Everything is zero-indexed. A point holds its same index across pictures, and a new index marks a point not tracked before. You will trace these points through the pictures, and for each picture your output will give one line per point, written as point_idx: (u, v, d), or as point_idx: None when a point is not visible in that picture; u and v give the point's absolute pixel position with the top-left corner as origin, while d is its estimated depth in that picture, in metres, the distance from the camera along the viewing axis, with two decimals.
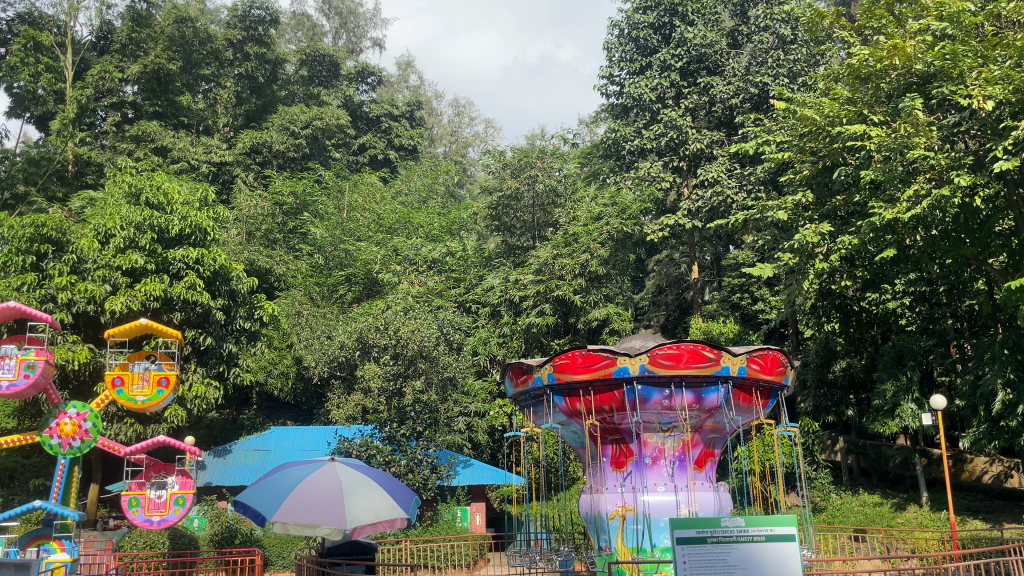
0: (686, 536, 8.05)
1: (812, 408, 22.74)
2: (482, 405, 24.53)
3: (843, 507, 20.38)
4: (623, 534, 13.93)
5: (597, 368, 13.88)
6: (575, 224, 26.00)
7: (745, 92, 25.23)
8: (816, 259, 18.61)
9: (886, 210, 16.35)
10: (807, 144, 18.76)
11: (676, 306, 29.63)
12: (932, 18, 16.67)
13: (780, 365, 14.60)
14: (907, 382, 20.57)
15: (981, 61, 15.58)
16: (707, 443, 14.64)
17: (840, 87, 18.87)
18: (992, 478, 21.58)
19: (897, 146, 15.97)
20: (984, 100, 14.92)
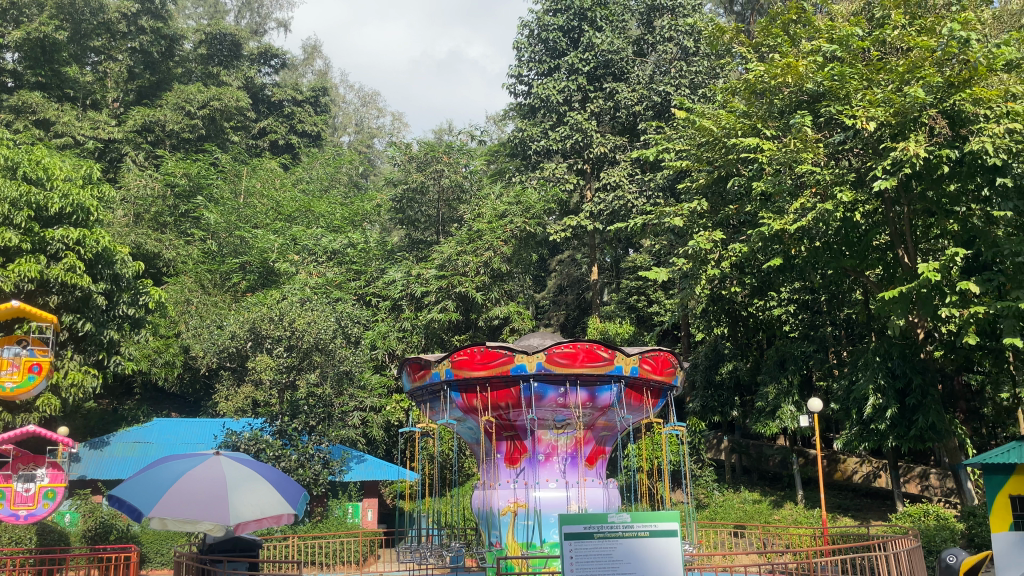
0: (574, 531, 8.18)
1: (699, 408, 23.62)
2: (378, 400, 24.32)
3: (725, 504, 21.20)
4: (514, 530, 14.08)
5: (494, 365, 13.95)
6: (480, 221, 25.99)
7: (648, 100, 25.85)
8: (708, 265, 19.30)
9: (775, 221, 17.15)
10: (704, 154, 19.52)
11: (576, 305, 30.13)
12: (823, 40, 17.46)
13: (670, 366, 15.10)
14: (788, 386, 21.62)
15: (867, 84, 16.43)
16: (598, 440, 14.95)
17: (737, 101, 19.58)
18: (862, 477, 22.96)
19: (786, 161, 16.81)
20: (867, 121, 15.78)
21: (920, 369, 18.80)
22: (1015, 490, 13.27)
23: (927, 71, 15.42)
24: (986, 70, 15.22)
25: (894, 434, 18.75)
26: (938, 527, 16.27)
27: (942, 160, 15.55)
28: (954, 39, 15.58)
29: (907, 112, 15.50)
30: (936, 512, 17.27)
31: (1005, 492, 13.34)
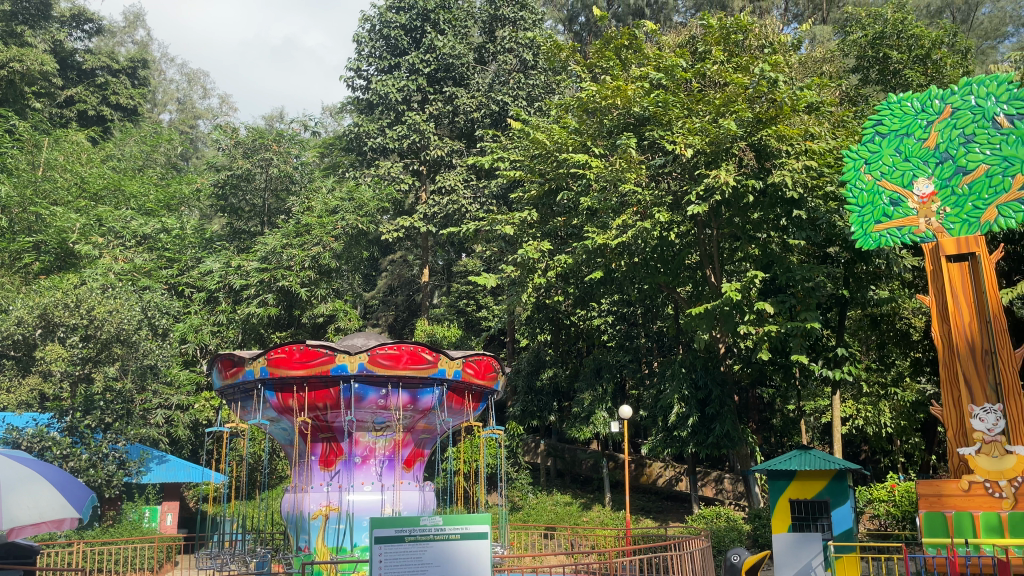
0: (384, 535, 8.07)
1: (519, 412, 24.19)
2: (186, 398, 23.06)
3: (538, 506, 21.75)
4: (325, 534, 13.76)
5: (313, 364, 13.53)
6: (309, 215, 25.20)
7: (486, 107, 26.19)
8: (535, 274, 19.79)
9: (599, 235, 17.90)
10: (536, 166, 20.14)
11: (405, 307, 29.97)
12: (650, 68, 18.48)
13: (492, 371, 15.34)
14: (602, 393, 22.66)
15: (687, 113, 17.50)
16: (416, 443, 14.88)
17: (570, 117, 20.28)
18: (664, 481, 24.51)
19: (612, 178, 17.61)
20: (685, 148, 16.89)
21: (720, 381, 20.31)
22: (796, 494, 14.67)
23: (739, 106, 16.71)
24: (790, 110, 16.71)
25: (693, 441, 20.10)
26: (727, 527, 17.60)
27: (748, 189, 16.91)
28: (764, 80, 17.01)
29: (720, 143, 16.77)
30: (726, 514, 18.66)
31: (787, 496, 14.72)
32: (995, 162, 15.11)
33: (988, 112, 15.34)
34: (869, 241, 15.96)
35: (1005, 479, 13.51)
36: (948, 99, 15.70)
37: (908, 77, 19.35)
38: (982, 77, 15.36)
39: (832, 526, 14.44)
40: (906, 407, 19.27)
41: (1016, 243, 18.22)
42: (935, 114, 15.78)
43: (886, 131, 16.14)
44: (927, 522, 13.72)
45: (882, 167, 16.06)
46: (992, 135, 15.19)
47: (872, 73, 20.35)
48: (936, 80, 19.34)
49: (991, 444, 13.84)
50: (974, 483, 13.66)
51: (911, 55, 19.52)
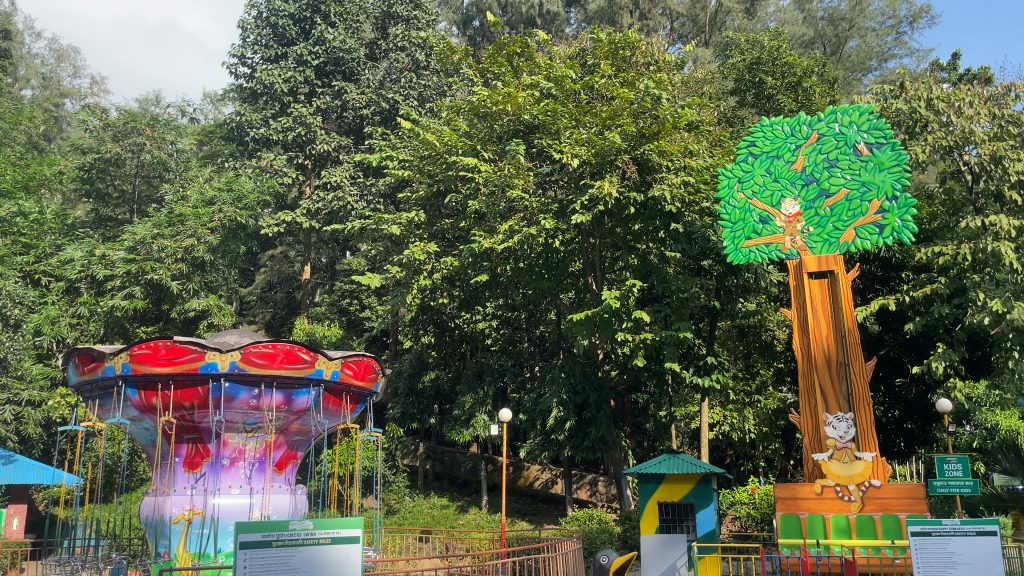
0: (250, 540, 7.66)
1: (399, 414, 23.97)
2: (39, 394, 21.53)
3: (413, 510, 21.57)
4: (186, 539, 13.18)
5: (180, 362, 12.91)
6: (183, 204, 24.00)
7: (376, 104, 25.86)
8: (421, 276, 19.53)
9: (486, 239, 17.97)
10: (425, 167, 20.00)
11: (284, 304, 29.14)
12: (541, 78, 18.73)
13: (372, 372, 15.13)
14: (483, 396, 22.80)
15: (575, 123, 17.85)
16: (290, 445, 14.48)
17: (460, 120, 20.30)
18: (541, 484, 24.93)
19: (500, 184, 17.73)
20: (571, 157, 17.24)
21: (598, 386, 20.79)
22: (664, 497, 15.26)
23: (624, 120, 17.23)
24: (671, 126, 17.36)
25: (570, 444, 20.45)
26: (599, 529, 18.02)
27: (630, 201, 17.43)
28: (648, 96, 17.60)
29: (605, 154, 17.23)
30: (599, 516, 19.11)
31: (655, 499, 15.29)
32: (854, 187, 16.20)
33: (850, 139, 16.43)
34: (740, 256, 16.74)
35: (854, 483, 14.49)
36: (815, 125, 16.72)
37: (781, 102, 20.47)
38: (846, 107, 16.49)
39: (696, 527, 15.06)
40: (768, 415, 20.32)
41: (871, 263, 19.55)
42: (803, 139, 16.78)
43: (758, 152, 17.05)
44: (783, 524, 14.39)
45: (754, 186, 16.92)
46: (853, 162, 16.29)
47: (749, 96, 21.39)
48: (806, 106, 20.56)
49: (842, 450, 14.84)
50: (826, 487, 14.55)
51: (784, 81, 20.65)
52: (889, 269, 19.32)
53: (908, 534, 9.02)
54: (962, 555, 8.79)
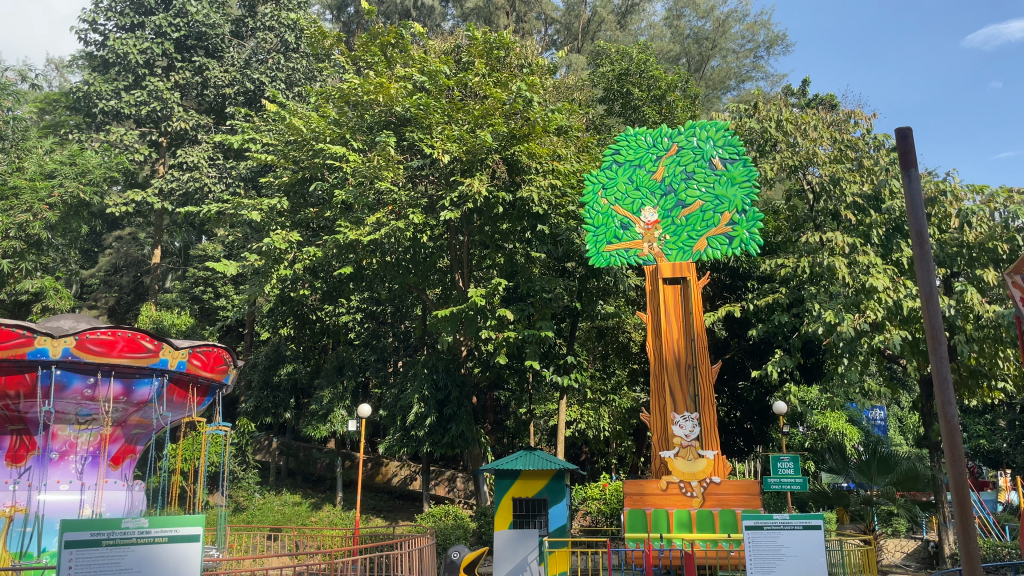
0: (76, 538, 6.97)
1: (252, 408, 23.09)
2: None
3: (264, 507, 20.84)
4: (6, 538, 11.87)
5: (6, 348, 11.56)
6: (19, 176, 22.10)
7: (240, 85, 24.88)
8: (281, 266, 18.82)
9: (351, 230, 17.40)
10: (290, 152, 19.33)
11: (130, 290, 27.51)
12: (415, 70, 18.54)
13: (222, 363, 14.46)
14: (342, 391, 22.39)
15: (447, 119, 17.79)
16: (128, 439, 13.70)
17: (330, 107, 19.82)
18: (399, 481, 24.81)
19: (368, 174, 17.43)
20: (442, 153, 17.18)
21: (460, 383, 20.83)
22: (518, 493, 15.45)
23: (496, 120, 17.35)
24: (541, 130, 17.65)
25: (429, 441, 20.30)
26: (455, 525, 18.07)
27: (499, 200, 17.54)
28: (520, 97, 17.82)
29: (476, 152, 17.26)
30: (454, 513, 19.15)
31: (510, 495, 15.47)
32: (708, 199, 17.08)
33: (706, 154, 17.31)
34: (601, 259, 17.20)
35: (696, 479, 15.24)
36: (676, 138, 17.52)
37: (646, 113, 21.26)
38: (704, 122, 17.38)
39: (548, 522, 15.30)
40: (622, 413, 21.09)
41: (720, 272, 20.66)
42: (664, 150, 17.53)
43: (622, 160, 17.66)
44: (629, 519, 15.05)
45: (617, 193, 17.49)
46: (708, 175, 17.18)
47: (616, 106, 22.09)
48: (668, 119, 21.46)
49: (686, 448, 15.60)
50: (671, 483, 15.25)
51: (650, 94, 21.47)
52: (737, 278, 20.48)
53: (743, 528, 9.59)
54: (790, 547, 9.42)
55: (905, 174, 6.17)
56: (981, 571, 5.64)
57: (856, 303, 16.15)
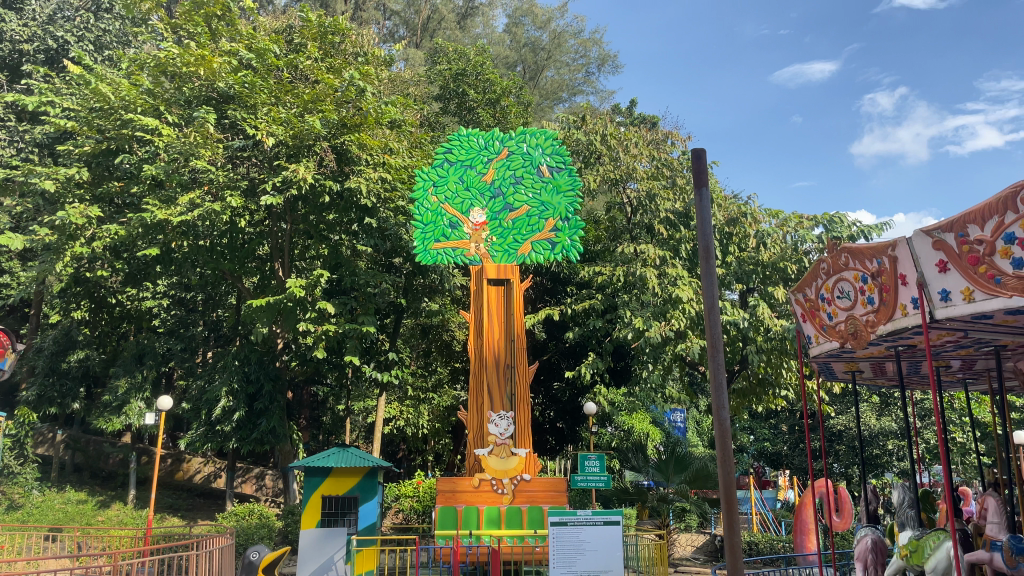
0: None
1: (34, 398, 20.97)
2: None
3: (42, 506, 18.96)
4: None
5: None
6: None
7: (41, 42, 22.67)
8: (76, 243, 17.28)
9: (160, 209, 16.24)
10: (94, 120, 17.75)
11: None
12: (241, 46, 17.63)
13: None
14: (140, 382, 20.92)
15: (274, 101, 17.01)
16: None
17: (144, 77, 18.45)
18: (202, 477, 23.98)
19: (183, 151, 16.39)
20: (266, 136, 16.47)
21: (273, 377, 20.01)
22: (328, 490, 15.05)
23: (326, 106, 16.86)
24: (373, 121, 17.35)
25: (236, 436, 19.28)
26: (258, 525, 17.32)
27: (325, 188, 17.04)
28: (352, 86, 17.45)
29: (303, 138, 16.69)
30: (259, 512, 18.34)
31: (319, 492, 15.05)
32: (534, 205, 17.52)
33: (535, 160, 17.74)
34: (427, 257, 17.09)
35: (507, 477, 15.53)
36: (507, 142, 17.84)
37: (480, 116, 21.49)
38: (534, 130, 17.84)
39: (358, 521, 14.99)
40: (441, 411, 21.13)
41: (542, 276, 21.28)
42: (494, 153, 17.76)
43: (454, 160, 17.71)
44: (441, 516, 15.05)
45: (447, 191, 17.49)
46: (536, 181, 17.63)
47: (451, 105, 22.17)
48: (501, 123, 21.81)
49: (500, 446, 15.83)
50: (483, 480, 15.44)
51: (485, 97, 21.73)
52: (557, 283, 21.19)
53: (549, 524, 9.88)
54: (589, 542, 9.80)
55: (696, 193, 6.57)
56: (742, 563, 6.19)
57: (663, 311, 17.10)
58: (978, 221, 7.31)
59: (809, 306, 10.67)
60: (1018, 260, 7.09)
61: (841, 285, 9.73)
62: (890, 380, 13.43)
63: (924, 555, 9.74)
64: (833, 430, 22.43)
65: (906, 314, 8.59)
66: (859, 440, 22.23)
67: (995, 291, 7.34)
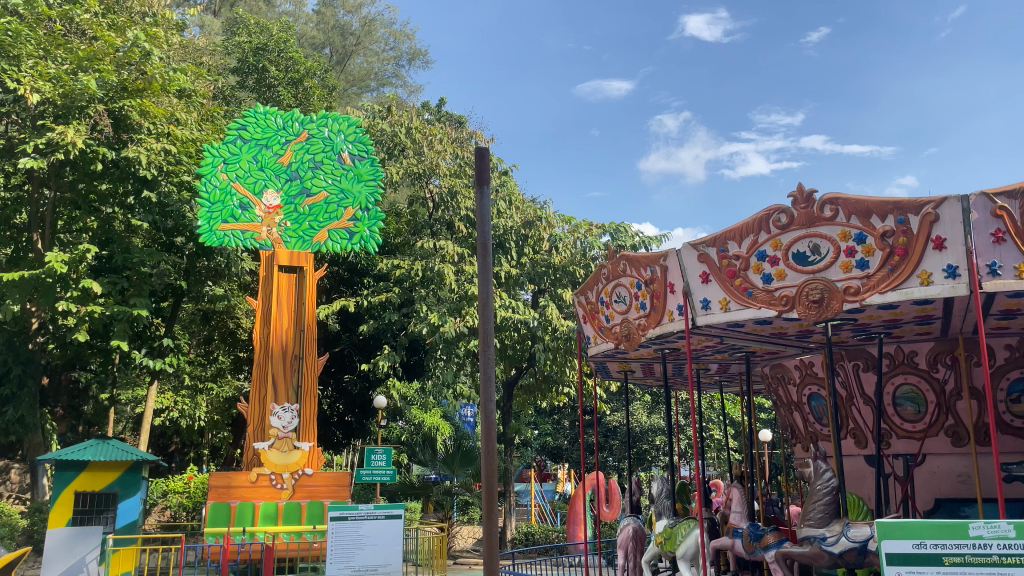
0: None
1: None
2: None
3: None
4: None
5: None
6: None
7: None
8: None
9: None
10: None
11: None
12: None
13: None
14: None
15: (41, 53, 15.38)
16: None
17: None
18: None
19: None
20: (30, 92, 14.71)
21: (25, 360, 17.94)
22: (82, 486, 13.55)
23: (105, 66, 15.42)
24: (159, 88, 16.37)
25: None
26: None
27: (98, 156, 15.55)
28: (137, 48, 16.02)
29: (74, 99, 15.09)
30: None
31: (71, 488, 13.49)
32: (333, 192, 17.05)
33: (336, 146, 17.34)
34: (213, 238, 15.89)
35: (288, 471, 15.02)
36: (307, 125, 17.26)
37: (280, 94, 20.60)
38: (337, 115, 17.45)
39: (116, 518, 13.70)
40: (221, 402, 20.03)
41: (338, 266, 20.80)
42: (293, 135, 17.11)
43: (248, 137, 16.79)
44: (212, 513, 14.17)
45: (239, 170, 16.52)
46: (336, 168, 17.17)
47: (249, 80, 21.08)
48: (303, 105, 21.11)
49: (282, 439, 15.26)
50: (261, 475, 14.80)
51: (287, 75, 20.88)
52: (354, 274, 20.81)
53: (328, 519, 9.63)
54: (369, 537, 9.66)
55: (478, 190, 6.68)
56: (499, 561, 6.03)
57: (458, 307, 17.29)
58: (737, 239, 8.08)
59: (590, 308, 11.20)
60: (766, 276, 7.90)
61: (618, 290, 10.29)
62: (657, 380, 14.49)
63: (676, 541, 10.57)
64: (608, 426, 23.89)
65: (672, 319, 9.25)
66: (631, 436, 23.82)
67: (747, 302, 8.09)
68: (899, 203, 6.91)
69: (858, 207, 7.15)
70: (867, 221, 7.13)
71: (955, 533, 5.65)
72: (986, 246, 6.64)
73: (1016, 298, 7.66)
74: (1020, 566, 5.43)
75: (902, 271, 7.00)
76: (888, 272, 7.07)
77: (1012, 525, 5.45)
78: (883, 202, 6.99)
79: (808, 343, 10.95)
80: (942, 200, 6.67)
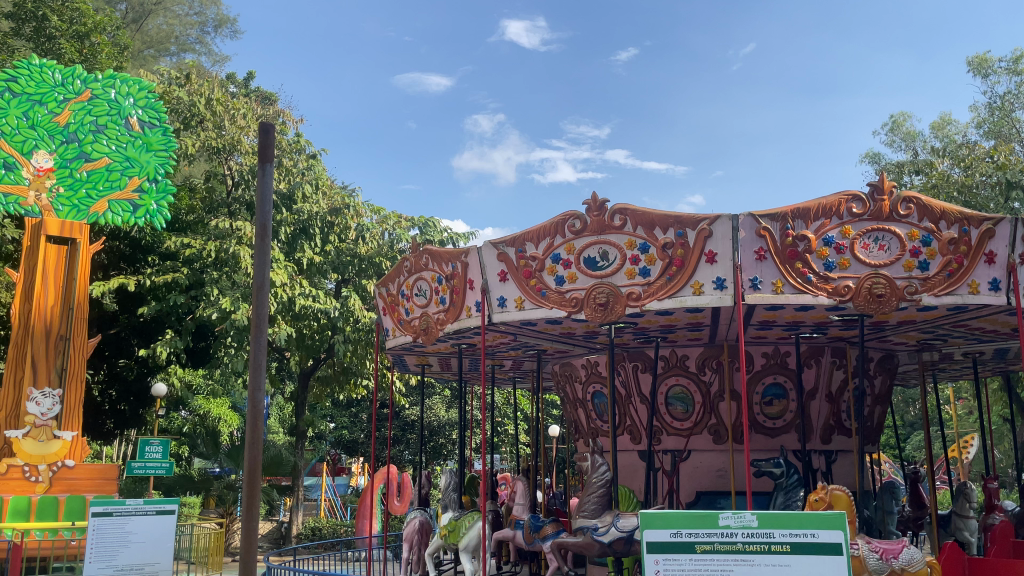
0: None
1: None
2: None
3: None
4: None
5: None
6: None
7: None
8: None
9: None
10: None
11: None
12: None
13: None
14: None
15: None
16: None
17: None
18: None
19: None
20: None
21: None
22: None
23: None
24: None
25: None
26: None
27: None
28: None
29: None
30: None
31: None
32: (116, 159, 15.77)
33: (123, 110, 15.93)
34: None
35: (44, 463, 13.65)
36: (90, 83, 15.76)
37: (61, 47, 18.67)
38: (126, 76, 16.03)
39: None
40: None
41: (119, 241, 19.18)
42: (73, 93, 15.56)
43: (17, 90, 15.04)
44: None
45: (4, 125, 14.80)
46: (121, 134, 15.85)
47: (25, 28, 18.94)
48: (88, 61, 19.29)
49: (39, 428, 13.82)
50: (12, 467, 13.36)
51: (71, 28, 18.98)
52: (137, 250, 19.31)
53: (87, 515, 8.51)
54: (136, 534, 8.67)
55: (261, 167, 6.36)
56: (254, 560, 5.72)
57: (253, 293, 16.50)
58: (534, 240, 8.25)
59: (390, 300, 11.05)
60: (559, 278, 8.14)
61: (419, 284, 10.26)
62: (452, 375, 14.62)
63: (460, 533, 10.72)
64: (406, 420, 23.88)
65: (470, 315, 9.34)
66: (427, 431, 23.96)
67: (540, 302, 8.28)
68: (679, 218, 7.46)
69: (644, 219, 7.65)
70: (651, 232, 7.63)
71: (705, 522, 5.59)
72: (749, 262, 7.32)
73: (771, 311, 8.46)
74: (760, 552, 5.47)
75: (678, 280, 7.51)
76: (666, 281, 7.56)
77: (755, 514, 5.51)
78: (666, 216, 7.52)
79: (594, 344, 11.50)
80: (715, 217, 7.28)
